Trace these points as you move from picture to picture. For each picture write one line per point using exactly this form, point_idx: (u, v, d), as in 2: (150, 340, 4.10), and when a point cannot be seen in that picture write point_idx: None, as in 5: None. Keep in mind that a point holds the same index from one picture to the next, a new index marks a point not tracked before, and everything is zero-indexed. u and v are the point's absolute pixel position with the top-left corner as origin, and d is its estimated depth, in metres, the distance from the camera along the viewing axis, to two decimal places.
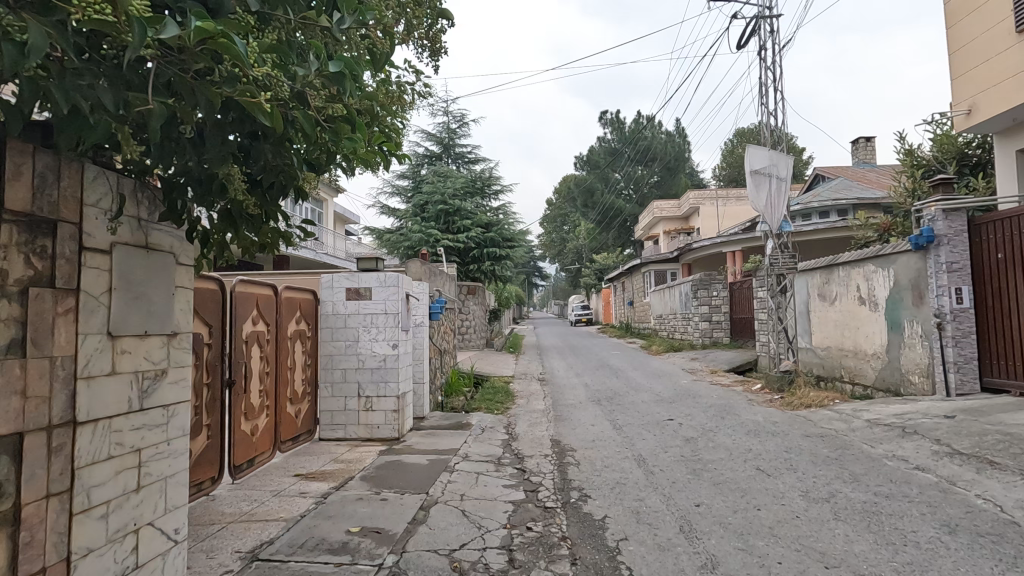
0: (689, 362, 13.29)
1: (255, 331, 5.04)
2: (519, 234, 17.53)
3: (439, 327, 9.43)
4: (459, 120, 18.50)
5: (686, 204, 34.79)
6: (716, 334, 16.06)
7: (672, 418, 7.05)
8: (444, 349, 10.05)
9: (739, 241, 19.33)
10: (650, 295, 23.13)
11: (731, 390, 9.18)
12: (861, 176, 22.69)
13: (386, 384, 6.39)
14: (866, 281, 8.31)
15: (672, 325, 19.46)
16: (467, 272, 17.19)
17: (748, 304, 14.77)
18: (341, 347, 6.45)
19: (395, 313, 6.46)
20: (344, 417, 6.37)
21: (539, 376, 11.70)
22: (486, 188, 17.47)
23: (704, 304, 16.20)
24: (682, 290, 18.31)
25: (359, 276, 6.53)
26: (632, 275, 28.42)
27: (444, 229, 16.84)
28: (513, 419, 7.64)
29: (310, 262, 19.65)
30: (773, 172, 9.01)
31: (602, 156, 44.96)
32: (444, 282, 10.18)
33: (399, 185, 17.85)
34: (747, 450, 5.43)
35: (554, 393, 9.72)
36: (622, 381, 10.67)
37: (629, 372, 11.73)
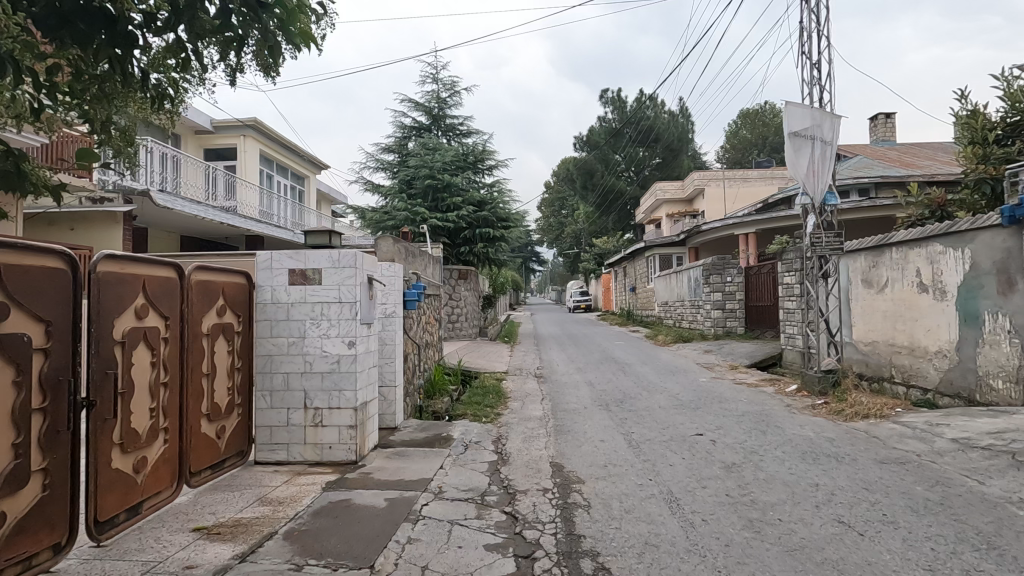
0: (703, 356, 11.91)
1: (141, 326, 3.61)
2: (515, 214, 16.04)
3: (419, 317, 8.01)
4: (449, 89, 16.88)
5: (691, 186, 33.24)
6: (730, 323, 14.68)
7: (701, 432, 5.69)
8: (426, 343, 8.63)
9: (753, 223, 17.90)
10: (656, 281, 21.72)
11: (761, 392, 7.83)
12: (882, 154, 21.26)
13: (341, 393, 4.99)
14: (929, 263, 6.93)
15: (679, 313, 18.11)
16: (458, 255, 15.75)
17: (768, 291, 13.38)
18: (283, 346, 5.04)
19: (353, 302, 5.05)
20: (286, 435, 5.00)
21: (535, 372, 10.33)
22: (479, 163, 15.93)
23: (718, 290, 14.80)
24: (692, 276, 16.91)
25: (305, 255, 5.09)
26: (635, 260, 26.97)
27: (432, 207, 15.36)
28: (504, 431, 6.27)
29: (287, 243, 18.12)
30: (816, 134, 7.56)
31: (602, 136, 43.27)
32: (426, 265, 8.74)
33: (384, 160, 16.33)
34: (814, 486, 4.08)
35: (554, 393, 8.36)
36: (631, 379, 9.31)
37: (637, 368, 10.34)
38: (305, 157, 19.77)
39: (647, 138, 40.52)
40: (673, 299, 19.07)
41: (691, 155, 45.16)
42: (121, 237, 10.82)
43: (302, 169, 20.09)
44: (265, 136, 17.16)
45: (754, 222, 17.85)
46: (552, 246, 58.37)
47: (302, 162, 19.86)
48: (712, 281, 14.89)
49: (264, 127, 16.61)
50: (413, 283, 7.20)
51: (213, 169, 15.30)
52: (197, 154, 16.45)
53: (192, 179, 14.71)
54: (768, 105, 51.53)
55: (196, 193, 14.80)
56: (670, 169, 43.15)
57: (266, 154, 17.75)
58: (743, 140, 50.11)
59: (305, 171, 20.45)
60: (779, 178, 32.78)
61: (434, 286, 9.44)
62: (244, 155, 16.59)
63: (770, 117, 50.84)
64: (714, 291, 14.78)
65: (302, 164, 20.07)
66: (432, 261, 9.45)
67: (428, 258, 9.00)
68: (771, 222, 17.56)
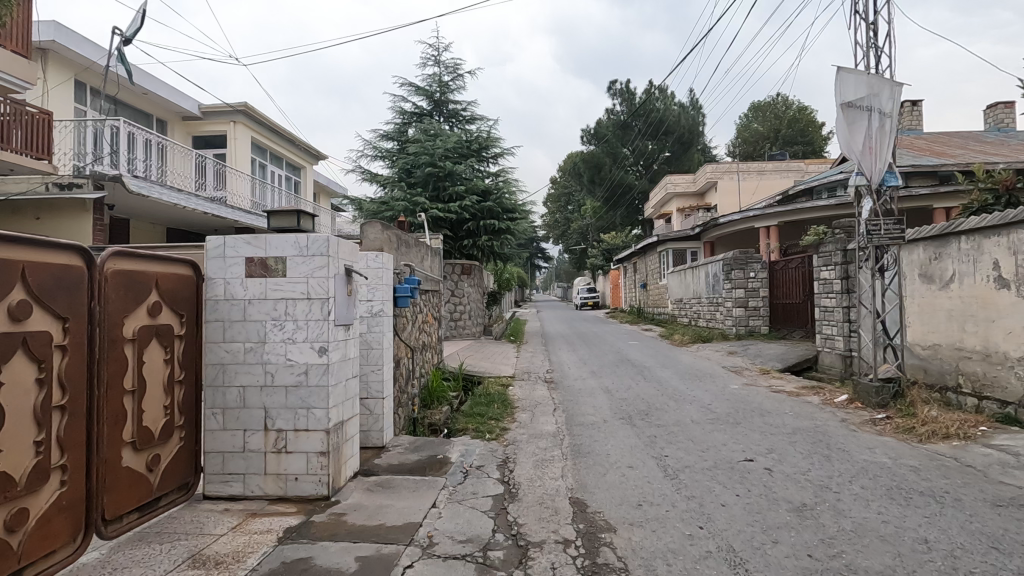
0: (729, 358, 10.86)
1: (19, 333, 2.61)
2: (521, 205, 15.04)
3: (412, 314, 7.01)
4: (452, 72, 15.88)
5: (703, 178, 32.16)
6: (753, 322, 13.62)
7: (751, 458, 4.68)
8: (422, 345, 7.63)
9: (775, 215, 16.82)
10: (669, 277, 20.66)
11: (805, 403, 6.80)
12: (910, 143, 20.12)
13: (309, 413, 4.01)
14: (1008, 254, 5.88)
15: (696, 311, 17.09)
16: (460, 248, 14.78)
17: (797, 288, 12.33)
18: (238, 353, 4.06)
19: (325, 298, 4.06)
20: (242, 463, 4.02)
21: (545, 376, 9.34)
22: (483, 151, 14.92)
23: (740, 287, 13.74)
24: (710, 271, 15.85)
25: (266, 239, 4.09)
26: (645, 255, 25.93)
27: (433, 197, 14.37)
28: (511, 452, 5.28)
29: None
30: (872, 105, 6.52)
31: (610, 129, 42.10)
32: (423, 256, 7.75)
33: (382, 148, 15.34)
34: (925, 545, 3.07)
35: (567, 402, 7.37)
36: (653, 385, 8.29)
37: (659, 373, 9.31)
38: (300, 146, 18.79)
39: (657, 129, 39.16)
40: (689, 296, 18.02)
41: (702, 149, 43.98)
42: (92, 226, 9.96)
43: (298, 160, 19.12)
44: (257, 123, 16.18)
45: (776, 214, 16.79)
46: (558, 241, 57.26)
47: (297, 151, 18.88)
48: (734, 276, 13.83)
49: (255, 114, 15.64)
50: (407, 278, 6.20)
51: (202, 158, 14.54)
52: (185, 141, 15.50)
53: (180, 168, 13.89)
54: (780, 96, 50.17)
55: (184, 182, 14.06)
56: (680, 162, 41.98)
57: (259, 143, 16.78)
58: (755, 133, 48.81)
59: (302, 162, 19.48)
60: (795, 170, 31.58)
61: (432, 280, 8.43)
62: (234, 143, 15.63)
63: (782, 109, 49.51)
64: (736, 287, 13.72)
65: (299, 154, 19.10)
66: (431, 253, 8.46)
67: (425, 249, 8.01)
68: (795, 214, 16.48)
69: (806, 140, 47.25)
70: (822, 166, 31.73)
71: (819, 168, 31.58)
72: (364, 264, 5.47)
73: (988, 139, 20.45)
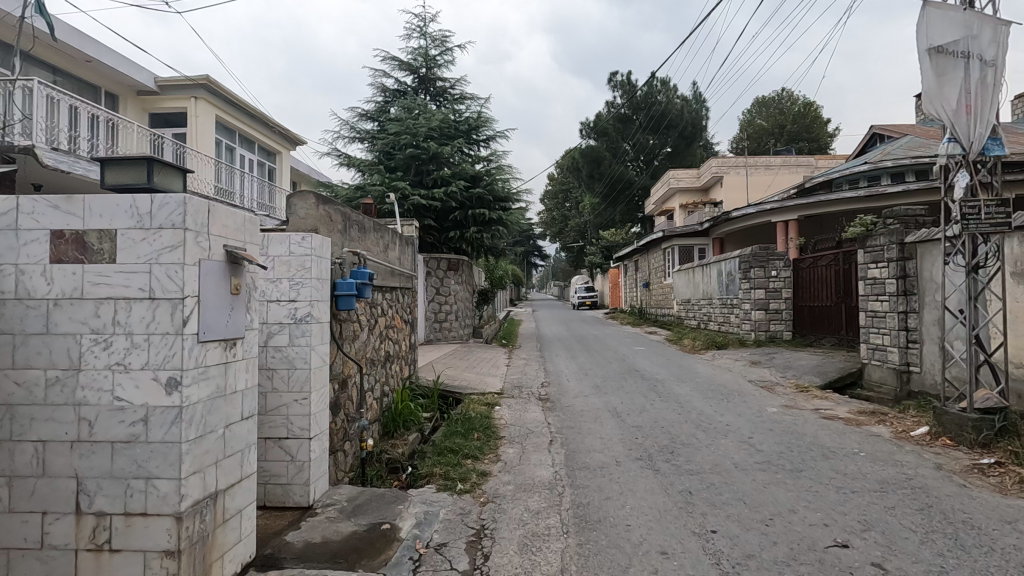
0: (753, 370, 9.34)
1: None
2: (515, 194, 13.45)
3: (367, 318, 5.45)
4: (440, 46, 14.29)
5: (707, 173, 30.61)
6: (774, 327, 12.13)
7: (843, 542, 3.15)
8: (383, 357, 6.09)
9: (794, 208, 15.31)
10: (675, 275, 19.12)
11: (874, 437, 5.27)
12: (935, 134, 18.74)
13: (148, 488, 2.45)
14: None
15: (706, 313, 15.61)
16: (445, 241, 13.19)
17: (827, 289, 10.82)
18: (34, 389, 2.48)
19: (178, 298, 2.47)
20: (37, 568, 2.46)
21: (540, 392, 7.79)
22: (474, 132, 13.34)
23: (760, 287, 12.22)
24: (724, 269, 14.33)
25: (84, 201, 2.52)
26: (648, 253, 24.43)
27: (416, 182, 12.75)
28: (491, 518, 3.74)
29: None
30: (967, 53, 5.00)
31: (610, 122, 40.49)
32: (387, 244, 6.18)
33: (361, 129, 13.71)
34: None
35: (568, 431, 5.82)
36: (671, 405, 6.75)
37: (677, 390, 7.78)
38: (275, 130, 17.14)
39: (659, 124, 39.46)
40: (698, 296, 16.51)
41: (704, 144, 42.47)
42: None
43: (273, 144, 17.48)
44: (223, 101, 14.53)
45: (796, 207, 15.26)
46: (555, 239, 55.67)
47: (272, 135, 17.24)
48: (753, 275, 12.31)
49: (220, 89, 14.02)
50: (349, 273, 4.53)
51: (158, 137, 13.08)
52: (140, 119, 13.91)
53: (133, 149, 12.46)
54: (785, 92, 48.69)
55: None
56: (683, 158, 40.44)
57: (226, 123, 15.14)
58: (759, 129, 47.25)
59: (277, 147, 17.85)
60: (804, 166, 30.11)
61: (401, 275, 6.85)
62: (196, 121, 13.98)
63: (787, 105, 48.02)
64: (755, 287, 12.22)
65: (274, 139, 17.48)
66: (400, 242, 6.91)
67: (392, 236, 6.43)
68: (817, 206, 14.95)
69: (811, 136, 45.81)
70: (832, 162, 30.28)
71: (829, 163, 30.11)
72: (287, 248, 3.90)
73: (1019, 130, 19.00)
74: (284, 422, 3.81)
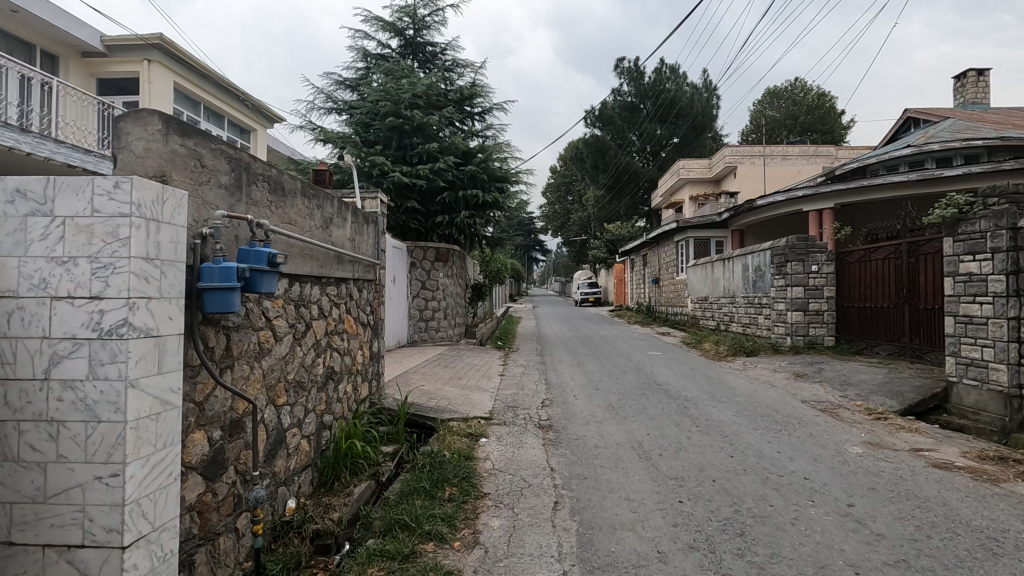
0: (803, 387, 7.59)
1: None
2: (513, 173, 11.71)
3: (286, 325, 3.72)
4: (429, 5, 12.52)
5: (719, 163, 28.71)
6: (814, 331, 10.40)
7: None
8: (322, 376, 4.36)
9: (829, 195, 13.55)
10: (690, 271, 17.38)
11: None
12: (980, 117, 16.96)
13: None
14: None
15: (727, 313, 13.90)
16: (432, 227, 11.40)
17: (884, 287, 9.08)
18: None
19: None
20: None
21: (539, 417, 6.06)
22: (466, 103, 11.58)
23: (798, 285, 10.48)
24: (750, 264, 12.58)
25: None
26: (658, 247, 22.68)
27: (400, 158, 10.96)
28: None
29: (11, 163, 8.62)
30: None
31: (616, 111, 38.78)
32: (329, 219, 4.43)
33: (339, 99, 11.93)
34: None
35: (579, 485, 4.10)
36: (717, 440, 5.03)
37: (717, 414, 6.06)
38: (247, 104, 15.36)
39: (666, 112, 37.80)
40: (717, 294, 14.78)
41: (714, 135, 40.67)
42: None
43: (246, 121, 15.71)
44: (182, 66, 12.75)
45: (832, 194, 13.49)
46: (557, 233, 53.86)
47: (244, 110, 15.47)
48: (790, 271, 10.57)
49: (179, 52, 12.25)
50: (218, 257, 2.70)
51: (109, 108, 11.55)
52: (86, 84, 12.17)
53: (79, 119, 11.03)
54: (797, 82, 46.85)
55: (87, 140, 11.03)
56: (692, 148, 38.59)
57: (189, 93, 13.36)
58: (771, 120, 45.44)
59: (251, 124, 16.06)
60: (823, 156, 28.32)
61: (355, 263, 5.10)
62: (156, 88, 12.20)
63: (800, 95, 46.18)
64: (792, 285, 10.49)
65: (247, 115, 15.71)
66: (355, 219, 5.16)
67: (339, 209, 4.67)
68: (856, 193, 13.17)
69: (824, 128, 44.07)
70: (853, 153, 28.49)
71: (850, 154, 28.34)
72: (87, 205, 2.16)
73: None
74: (78, 517, 2.12)
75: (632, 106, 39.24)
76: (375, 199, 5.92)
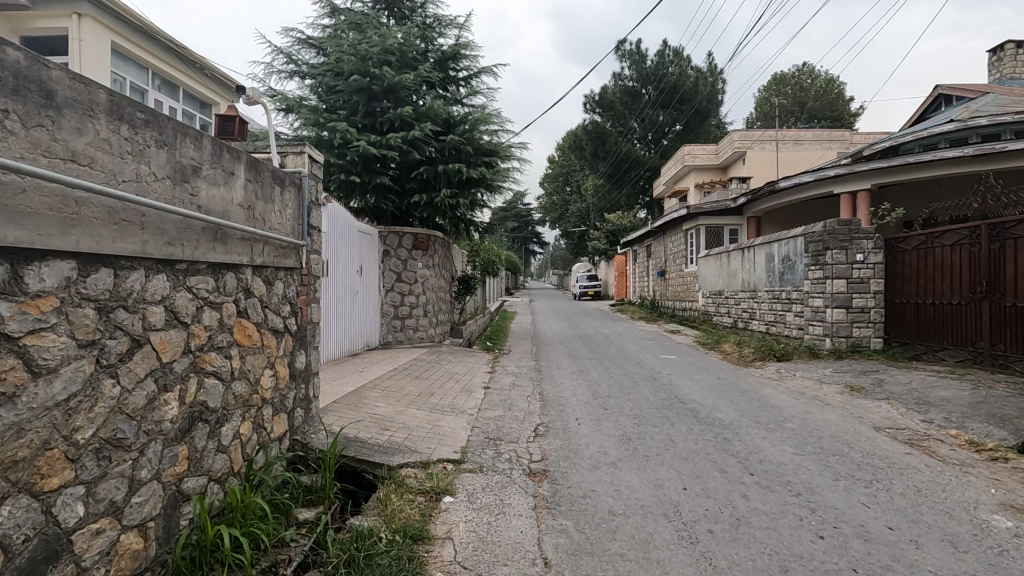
0: (867, 406, 5.97)
1: None
2: (504, 147, 10.01)
3: (65, 346, 2.06)
4: None
5: (727, 149, 27.03)
6: (858, 333, 8.80)
7: None
8: (176, 422, 2.70)
9: (865, 174, 11.88)
10: (702, 262, 15.74)
11: None
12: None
13: None
14: None
15: (747, 309, 12.29)
16: (409, 209, 9.70)
17: (952, 279, 7.48)
18: None
19: None
20: None
21: (529, 457, 4.42)
22: (449, 63, 9.88)
23: (840, 277, 8.86)
24: (777, 253, 10.96)
25: None
26: (664, 236, 21.07)
27: (369, 127, 9.23)
28: None
29: None
30: None
31: (617, 96, 37.04)
32: (189, 169, 2.78)
33: (299, 59, 10.18)
34: None
35: None
36: (791, 506, 3.41)
37: (772, 452, 4.43)
38: (204, 72, 13.61)
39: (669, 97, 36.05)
40: (734, 288, 13.17)
41: (719, 122, 38.96)
42: None
43: (204, 92, 13.96)
44: (122, 23, 10.98)
45: (870, 173, 11.83)
46: (555, 225, 52.22)
47: (201, 79, 13.71)
48: (830, 261, 8.94)
49: (115, 6, 10.47)
50: None
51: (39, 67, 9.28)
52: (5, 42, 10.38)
53: None
54: (805, 67, 45.12)
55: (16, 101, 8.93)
56: (696, 135, 36.87)
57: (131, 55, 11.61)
58: (777, 107, 43.72)
59: (210, 95, 14.31)
60: (838, 141, 26.66)
61: (254, 242, 3.44)
62: (91, 46, 10.44)
63: (807, 81, 44.46)
64: (833, 277, 8.88)
65: (204, 85, 13.98)
66: (258, 177, 3.49)
67: (216, 157, 3.00)
68: (897, 172, 11.54)
69: (833, 116, 42.38)
70: (869, 137, 26.82)
71: (867, 139, 26.68)
72: None
73: None
74: None
75: (634, 92, 37.60)
76: (300, 154, 4.23)
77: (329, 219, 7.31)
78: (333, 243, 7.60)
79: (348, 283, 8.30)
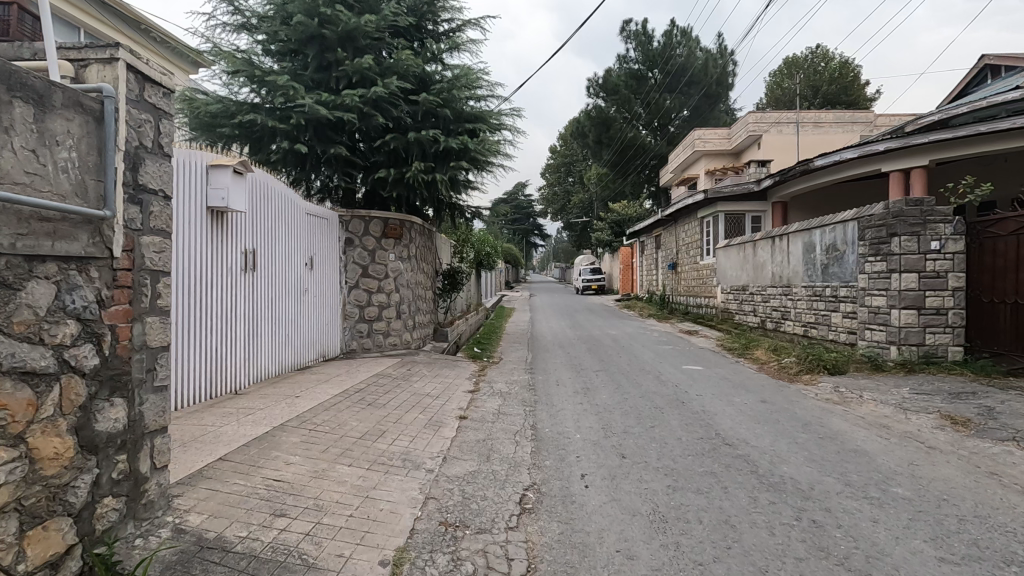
0: (992, 453, 4.23)
1: None
2: (492, 113, 8.26)
3: None
4: None
5: (741, 132, 25.21)
6: (932, 340, 7.07)
7: None
8: None
9: (922, 149, 10.07)
10: (720, 253, 13.98)
11: None
12: None
13: None
14: None
15: (780, 308, 10.53)
16: (375, 187, 7.96)
17: None
18: None
19: None
20: None
21: (508, 568, 2.70)
22: (427, 11, 8.08)
23: (909, 270, 7.11)
24: (819, 242, 9.18)
25: None
26: (674, 227, 19.26)
27: (323, 85, 7.47)
28: None
29: None
30: None
31: (621, 79, 35.09)
32: None
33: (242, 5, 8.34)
34: None
35: None
36: None
37: (906, 562, 2.68)
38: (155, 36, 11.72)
39: (677, 80, 34.10)
40: (763, 283, 11.40)
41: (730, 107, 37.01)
42: None
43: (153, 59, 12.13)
44: None
45: (926, 146, 10.03)
46: (556, 217, 50.40)
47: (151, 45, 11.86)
48: (897, 249, 7.21)
49: None
50: None
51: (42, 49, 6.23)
52: None
53: None
54: (819, 50, 43.14)
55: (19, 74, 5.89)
56: (705, 120, 34.98)
57: None
58: (790, 91, 41.72)
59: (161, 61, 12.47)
60: (861, 123, 24.84)
61: None
62: None
63: (821, 64, 42.41)
64: (901, 270, 7.16)
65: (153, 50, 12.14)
66: None
67: None
68: (960, 145, 9.74)
69: (849, 100, 40.41)
70: (895, 119, 24.87)
71: (892, 120, 24.82)
72: None
73: None
74: None
75: (640, 75, 35.62)
76: (105, 63, 2.46)
77: (251, 196, 5.54)
78: (264, 229, 5.84)
79: (293, 280, 6.56)
